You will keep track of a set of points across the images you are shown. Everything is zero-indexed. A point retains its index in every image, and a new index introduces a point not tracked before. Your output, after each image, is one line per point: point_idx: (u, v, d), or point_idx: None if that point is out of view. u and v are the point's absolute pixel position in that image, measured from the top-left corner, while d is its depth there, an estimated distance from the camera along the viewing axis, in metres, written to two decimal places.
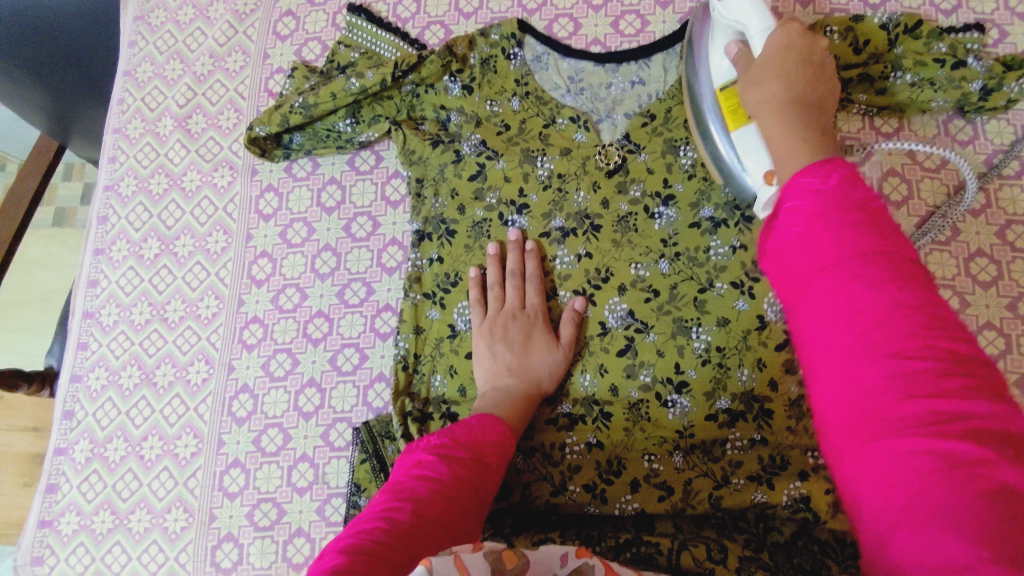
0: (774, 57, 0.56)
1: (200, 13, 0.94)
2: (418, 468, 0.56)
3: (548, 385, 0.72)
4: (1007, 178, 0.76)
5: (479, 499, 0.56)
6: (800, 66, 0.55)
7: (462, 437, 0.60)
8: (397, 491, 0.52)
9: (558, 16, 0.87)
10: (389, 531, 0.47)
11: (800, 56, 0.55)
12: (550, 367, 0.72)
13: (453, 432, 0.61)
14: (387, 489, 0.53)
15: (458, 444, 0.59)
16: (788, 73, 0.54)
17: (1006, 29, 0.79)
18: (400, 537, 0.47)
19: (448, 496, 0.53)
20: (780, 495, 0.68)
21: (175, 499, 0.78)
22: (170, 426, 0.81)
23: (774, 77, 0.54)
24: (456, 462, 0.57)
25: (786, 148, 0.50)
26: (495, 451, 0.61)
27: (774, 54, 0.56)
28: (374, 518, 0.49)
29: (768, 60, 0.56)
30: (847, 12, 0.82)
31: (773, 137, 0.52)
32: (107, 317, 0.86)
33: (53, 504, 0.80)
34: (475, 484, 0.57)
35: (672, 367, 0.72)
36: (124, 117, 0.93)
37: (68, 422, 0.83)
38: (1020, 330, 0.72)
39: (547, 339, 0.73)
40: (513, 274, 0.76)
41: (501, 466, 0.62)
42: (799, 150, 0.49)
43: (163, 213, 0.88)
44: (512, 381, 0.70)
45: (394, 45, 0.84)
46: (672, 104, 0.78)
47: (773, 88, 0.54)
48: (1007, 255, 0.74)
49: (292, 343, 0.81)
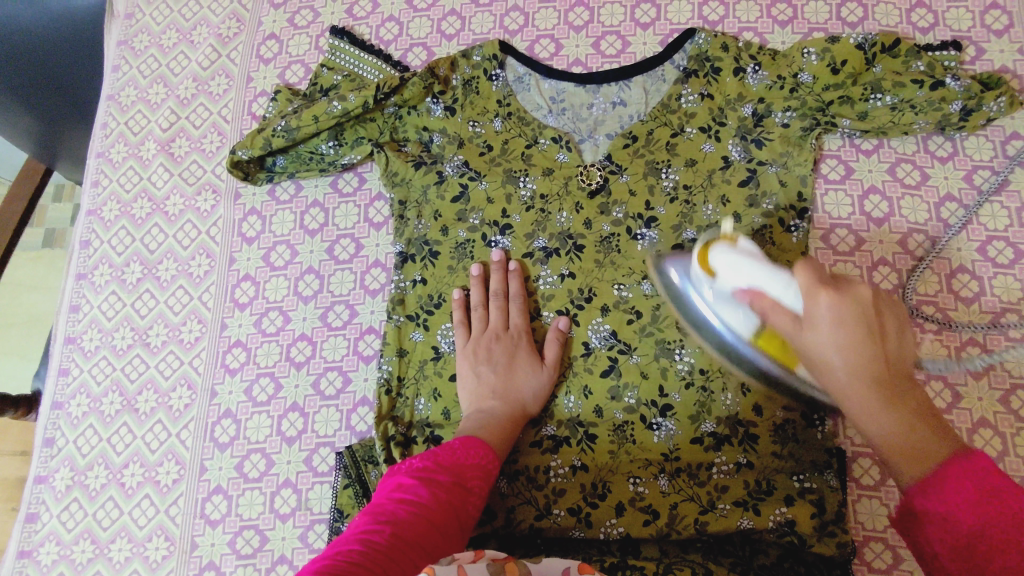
0: (826, 338, 0.47)
1: (184, 37, 0.94)
2: (399, 490, 0.55)
3: (532, 406, 0.71)
4: (987, 194, 0.76)
5: (460, 525, 0.56)
6: (868, 344, 0.46)
7: (445, 459, 0.59)
8: (378, 514, 0.52)
9: (540, 37, 0.87)
10: (366, 556, 0.46)
11: (863, 323, 0.46)
12: (535, 388, 0.72)
13: (437, 455, 0.60)
14: (367, 512, 0.52)
15: (441, 467, 0.58)
16: (859, 360, 0.46)
17: (983, 46, 0.80)
18: (379, 559, 0.46)
19: (429, 518, 0.53)
20: (766, 520, 0.67)
21: (156, 528, 0.77)
22: (152, 453, 0.80)
23: (840, 334, 0.46)
24: (437, 484, 0.57)
25: (869, 423, 0.47)
26: (479, 474, 0.61)
27: (832, 316, 0.47)
28: (352, 541, 0.48)
29: (816, 338, 0.48)
30: (825, 30, 0.82)
31: (857, 415, 0.47)
32: (89, 343, 0.85)
33: (33, 533, 0.79)
34: (457, 507, 0.56)
35: (656, 388, 0.72)
36: (107, 142, 0.92)
37: (49, 449, 0.82)
38: (1003, 347, 0.71)
39: (531, 360, 0.73)
40: (497, 294, 0.76)
41: (485, 490, 0.61)
42: (892, 425, 0.46)
43: (146, 236, 0.88)
44: (496, 403, 0.70)
45: (376, 67, 0.85)
46: (653, 126, 0.78)
47: (845, 379, 0.47)
48: (989, 271, 0.74)
49: (275, 367, 0.80)
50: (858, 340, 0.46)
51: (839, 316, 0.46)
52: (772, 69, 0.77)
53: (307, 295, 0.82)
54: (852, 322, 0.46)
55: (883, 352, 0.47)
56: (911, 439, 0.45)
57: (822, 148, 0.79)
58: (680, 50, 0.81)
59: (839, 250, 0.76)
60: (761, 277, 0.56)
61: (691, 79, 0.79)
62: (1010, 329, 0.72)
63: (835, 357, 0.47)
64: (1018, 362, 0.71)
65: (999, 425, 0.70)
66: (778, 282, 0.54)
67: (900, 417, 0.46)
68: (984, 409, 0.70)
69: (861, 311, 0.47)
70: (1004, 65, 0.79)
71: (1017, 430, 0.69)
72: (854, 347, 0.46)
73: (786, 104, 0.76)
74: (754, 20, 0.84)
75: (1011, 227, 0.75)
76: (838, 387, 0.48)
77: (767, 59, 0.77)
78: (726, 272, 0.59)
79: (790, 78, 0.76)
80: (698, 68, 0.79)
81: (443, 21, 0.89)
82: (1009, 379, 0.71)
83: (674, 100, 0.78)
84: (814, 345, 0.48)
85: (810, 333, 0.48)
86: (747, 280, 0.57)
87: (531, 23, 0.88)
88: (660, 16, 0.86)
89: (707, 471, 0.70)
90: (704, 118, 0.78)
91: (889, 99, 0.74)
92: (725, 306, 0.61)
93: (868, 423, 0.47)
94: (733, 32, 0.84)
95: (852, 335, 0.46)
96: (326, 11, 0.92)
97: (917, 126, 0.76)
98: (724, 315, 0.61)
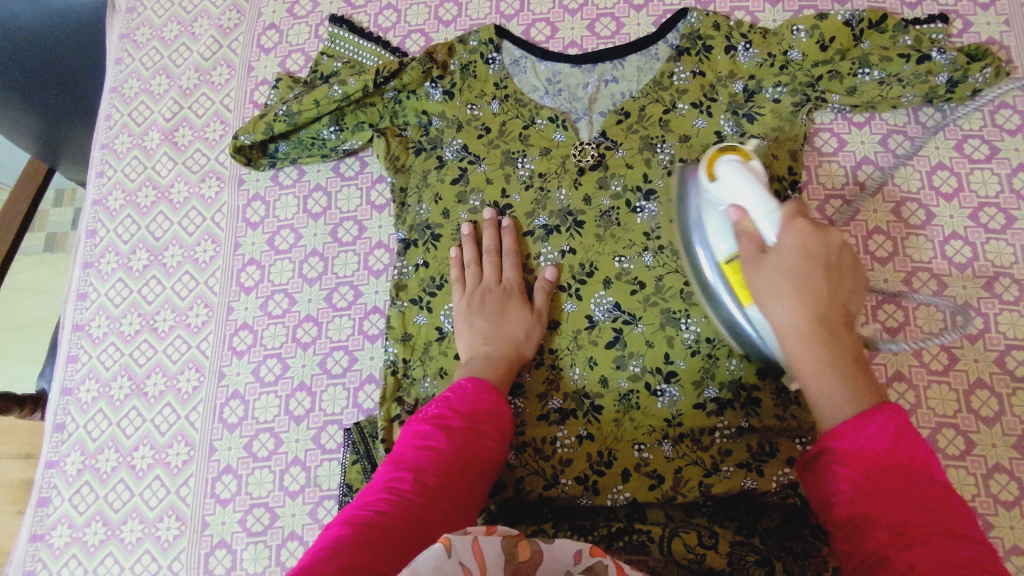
0: (789, 263, 0.51)
1: (185, 29, 0.96)
2: (418, 438, 0.57)
3: (518, 362, 0.72)
4: (977, 162, 0.77)
5: (479, 469, 0.57)
6: (825, 280, 0.51)
7: (460, 408, 0.60)
8: (400, 461, 0.54)
9: (535, 21, 0.89)
10: (388, 516, 0.47)
11: (820, 259, 0.51)
12: (514, 351, 0.72)
13: (451, 402, 0.61)
14: (393, 458, 0.55)
15: (455, 414, 0.60)
16: (808, 294, 0.50)
17: (970, 19, 0.81)
18: (406, 508, 0.49)
19: (448, 462, 0.55)
20: (769, 482, 0.69)
21: (167, 508, 0.78)
22: (161, 435, 0.81)
23: (792, 292, 0.50)
24: (454, 431, 0.58)
25: (825, 399, 0.48)
26: (494, 420, 0.61)
27: (790, 252, 0.52)
28: (387, 486, 0.51)
29: (781, 259, 0.52)
30: (815, 7, 0.84)
31: (812, 378, 0.49)
32: (96, 329, 0.86)
33: (45, 517, 0.80)
34: (475, 454, 0.57)
35: (661, 356, 0.73)
36: (111, 133, 0.94)
37: (59, 434, 0.83)
38: (997, 309, 0.73)
39: (521, 305, 0.75)
40: (490, 251, 0.77)
41: (505, 444, 0.61)
42: (844, 397, 0.47)
43: (152, 224, 0.89)
44: (490, 347, 0.71)
45: (376, 54, 0.86)
46: (646, 102, 0.80)
47: (789, 313, 0.50)
48: (981, 236, 0.75)
49: (284, 351, 0.81)
50: (815, 272, 0.51)
51: (805, 247, 0.52)
52: (763, 46, 0.79)
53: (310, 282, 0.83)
54: (815, 254, 0.51)
55: (832, 281, 0.51)
56: (813, 336, 0.49)
57: (814, 121, 0.81)
58: (673, 29, 0.82)
59: (835, 219, 0.78)
60: (749, 197, 0.58)
61: (684, 57, 0.80)
62: (1004, 291, 0.73)
63: (786, 303, 0.50)
64: (1012, 323, 0.72)
65: (996, 384, 0.71)
66: (763, 206, 0.57)
67: (855, 392, 0.47)
68: (981, 370, 0.71)
69: (817, 246, 0.52)
70: (990, 37, 0.80)
71: (1013, 390, 0.70)
72: (810, 284, 0.50)
73: (775, 80, 0.78)
74: None
75: (1002, 193, 0.76)
76: (783, 324, 0.50)
77: (760, 36, 0.79)
78: (726, 181, 0.61)
79: (780, 55, 0.78)
80: (690, 46, 0.80)
81: (440, 8, 0.91)
82: (1003, 341, 0.72)
83: (667, 77, 0.80)
84: (770, 310, 0.52)
85: (776, 246, 0.53)
86: (735, 194, 0.60)
87: (527, 7, 0.89)
88: None
89: (709, 435, 0.71)
90: (696, 94, 0.79)
91: (878, 74, 0.76)
92: (713, 220, 0.62)
93: (825, 394, 0.48)
94: (725, 11, 0.85)
95: (801, 286, 0.50)
96: (324, 0, 0.93)
97: (904, 100, 0.77)
98: (709, 232, 0.62)
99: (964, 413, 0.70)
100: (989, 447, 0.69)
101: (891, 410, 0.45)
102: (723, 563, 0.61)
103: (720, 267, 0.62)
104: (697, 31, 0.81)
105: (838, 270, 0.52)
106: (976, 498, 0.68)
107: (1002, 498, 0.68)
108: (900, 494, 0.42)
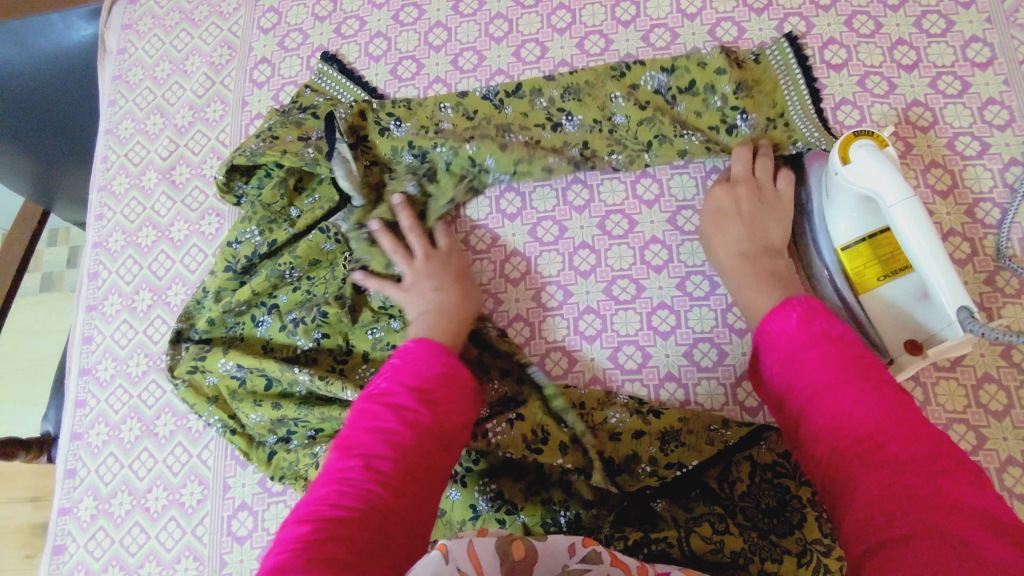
0: (720, 218, 0.75)
1: (178, 68, 0.96)
2: (370, 416, 0.59)
3: (458, 323, 0.73)
4: (970, 158, 0.78)
5: (435, 442, 0.59)
6: (750, 231, 0.73)
7: (408, 380, 0.62)
8: (350, 449, 0.57)
9: (525, 41, 0.89)
10: (344, 505, 0.52)
11: (738, 210, 0.74)
12: (466, 307, 0.75)
13: (400, 375, 0.63)
14: (349, 431, 0.59)
15: (404, 387, 0.61)
16: (742, 245, 0.73)
17: (952, 18, 0.83)
18: (359, 494, 0.53)
19: (398, 438, 0.57)
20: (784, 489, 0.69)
21: (184, 549, 0.78)
22: (174, 475, 0.81)
23: (728, 236, 0.74)
24: (411, 405, 0.60)
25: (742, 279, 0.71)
26: (448, 384, 0.63)
27: (719, 204, 0.76)
28: (320, 508, 0.52)
29: (719, 211, 0.76)
30: (800, 15, 0.85)
31: (744, 291, 0.71)
32: (103, 372, 0.86)
33: (61, 564, 0.80)
34: (436, 424, 0.60)
35: (668, 375, 0.76)
36: (108, 174, 0.94)
37: (71, 480, 0.83)
38: (1000, 303, 0.73)
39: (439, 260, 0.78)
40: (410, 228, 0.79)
41: (464, 400, 0.64)
42: (757, 282, 0.70)
43: (153, 263, 0.89)
44: (443, 301, 0.74)
45: (357, 97, 0.89)
46: (627, 130, 0.82)
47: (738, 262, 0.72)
48: (979, 232, 0.76)
49: (221, 379, 0.79)
50: (732, 221, 0.74)
51: (716, 209, 0.76)
52: (676, 78, 0.82)
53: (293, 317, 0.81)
54: (725, 210, 0.75)
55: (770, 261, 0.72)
56: (755, 278, 0.70)
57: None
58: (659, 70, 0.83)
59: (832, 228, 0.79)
60: (883, 185, 0.65)
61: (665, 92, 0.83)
62: (1005, 285, 0.74)
63: (725, 242, 0.74)
64: (1016, 317, 0.73)
65: (1004, 378, 0.71)
66: (897, 193, 0.64)
67: (768, 284, 0.69)
68: (987, 364, 0.72)
69: (739, 237, 0.73)
70: (974, 35, 0.82)
71: (1020, 382, 0.71)
72: (730, 231, 0.74)
73: (679, 127, 0.81)
74: (731, 10, 0.87)
75: (995, 188, 0.77)
76: (730, 264, 0.73)
77: (668, 76, 0.83)
78: (863, 172, 0.66)
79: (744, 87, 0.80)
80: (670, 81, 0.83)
81: (430, 33, 0.92)
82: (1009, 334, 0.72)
83: (604, 120, 0.83)
84: (711, 241, 0.76)
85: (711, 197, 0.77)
86: (876, 183, 0.65)
87: (516, 29, 0.90)
88: (640, 13, 0.88)
89: (710, 439, 0.72)
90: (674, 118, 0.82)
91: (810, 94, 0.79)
92: (838, 201, 0.70)
93: (740, 268, 0.72)
94: (711, 23, 0.87)
95: (745, 241, 0.73)
96: (314, 32, 0.94)
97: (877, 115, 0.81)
98: (834, 219, 0.71)
99: (974, 408, 0.71)
100: (1000, 441, 0.70)
101: (799, 301, 0.61)
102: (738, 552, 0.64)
103: (836, 253, 0.72)
104: (592, 78, 0.85)
105: (764, 214, 0.74)
106: None
107: (1016, 491, 0.68)
108: (824, 374, 0.55)
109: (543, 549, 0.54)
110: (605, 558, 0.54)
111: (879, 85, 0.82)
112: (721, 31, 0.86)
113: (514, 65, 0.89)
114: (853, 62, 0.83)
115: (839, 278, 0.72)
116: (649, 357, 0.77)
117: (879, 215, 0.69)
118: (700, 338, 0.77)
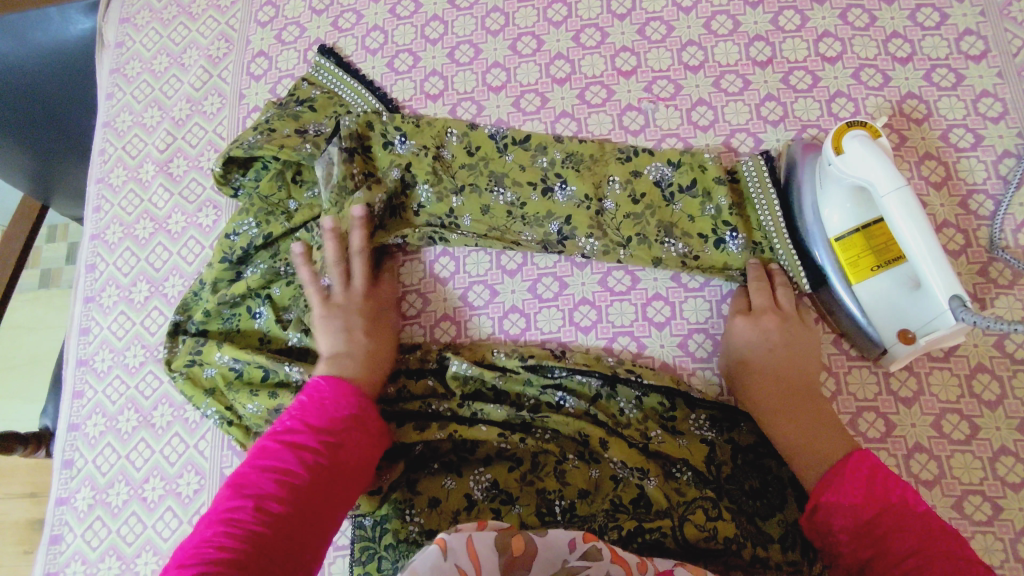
0: (759, 354, 0.71)
1: (175, 61, 0.97)
2: (265, 455, 0.63)
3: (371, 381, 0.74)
4: (964, 150, 0.78)
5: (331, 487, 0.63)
6: (793, 374, 0.70)
7: (315, 420, 0.66)
8: (241, 487, 0.60)
9: (521, 35, 0.90)
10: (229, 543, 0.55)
11: (778, 347, 0.71)
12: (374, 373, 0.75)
13: (306, 414, 0.66)
14: (242, 473, 0.61)
15: (308, 427, 0.65)
16: (788, 392, 0.69)
17: (947, 11, 0.83)
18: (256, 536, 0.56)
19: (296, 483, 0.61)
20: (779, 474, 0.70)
21: (181, 539, 0.78)
22: (171, 466, 0.81)
23: (774, 373, 0.70)
24: (307, 448, 0.63)
25: (798, 446, 0.67)
26: (354, 427, 0.67)
27: (754, 340, 0.72)
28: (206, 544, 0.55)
29: (752, 353, 0.72)
30: (795, 8, 0.86)
31: (797, 440, 0.67)
32: (101, 363, 0.87)
33: (59, 554, 0.80)
34: (332, 468, 0.63)
35: (662, 365, 0.77)
36: (106, 167, 0.95)
37: (68, 471, 0.83)
38: (993, 294, 0.74)
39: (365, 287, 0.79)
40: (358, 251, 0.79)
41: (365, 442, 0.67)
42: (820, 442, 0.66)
43: (151, 255, 0.89)
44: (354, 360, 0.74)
45: (358, 93, 0.89)
46: (627, 190, 0.79)
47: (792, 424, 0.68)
48: (972, 223, 0.76)
49: (218, 371, 0.80)
50: (778, 362, 0.71)
51: (752, 346, 0.72)
52: (680, 174, 0.79)
53: (290, 313, 0.82)
54: (770, 348, 0.71)
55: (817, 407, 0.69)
56: (812, 429, 0.67)
57: (781, 119, 0.82)
58: (671, 163, 0.79)
59: None
60: (877, 175, 0.65)
61: (670, 177, 0.79)
62: (999, 276, 0.74)
63: (771, 382, 0.70)
64: (1009, 308, 0.73)
65: (997, 368, 0.71)
66: (890, 183, 0.64)
67: (832, 440, 0.66)
68: (980, 354, 0.72)
69: (767, 336, 0.72)
70: (968, 27, 0.82)
71: (1013, 372, 0.71)
72: (777, 369, 0.70)
73: (663, 232, 0.78)
74: (726, 4, 0.87)
75: (989, 179, 0.77)
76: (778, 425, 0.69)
77: (672, 170, 0.79)
78: (857, 161, 0.66)
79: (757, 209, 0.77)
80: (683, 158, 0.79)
81: (426, 27, 0.92)
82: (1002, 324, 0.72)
83: (595, 199, 0.79)
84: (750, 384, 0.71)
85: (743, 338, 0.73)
86: (869, 172, 0.65)
87: (512, 22, 0.90)
88: (636, 6, 0.89)
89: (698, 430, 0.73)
90: (687, 181, 0.78)
91: None
92: (832, 191, 0.71)
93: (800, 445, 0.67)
94: (706, 16, 0.87)
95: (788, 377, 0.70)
96: (311, 25, 0.94)
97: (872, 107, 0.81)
98: (829, 210, 0.71)
99: (968, 398, 0.71)
100: (994, 430, 0.70)
101: (857, 454, 0.63)
102: (732, 533, 0.66)
103: (831, 243, 0.72)
104: (597, 153, 0.82)
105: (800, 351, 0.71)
106: (984, 481, 0.69)
107: (1009, 480, 0.69)
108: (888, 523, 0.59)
109: (543, 543, 0.55)
110: (605, 555, 0.54)
111: (873, 78, 0.82)
112: (716, 24, 0.86)
113: (511, 58, 0.89)
114: (847, 55, 0.83)
115: (834, 269, 0.73)
116: (644, 347, 0.77)
117: (872, 205, 0.69)
118: (695, 330, 0.77)
